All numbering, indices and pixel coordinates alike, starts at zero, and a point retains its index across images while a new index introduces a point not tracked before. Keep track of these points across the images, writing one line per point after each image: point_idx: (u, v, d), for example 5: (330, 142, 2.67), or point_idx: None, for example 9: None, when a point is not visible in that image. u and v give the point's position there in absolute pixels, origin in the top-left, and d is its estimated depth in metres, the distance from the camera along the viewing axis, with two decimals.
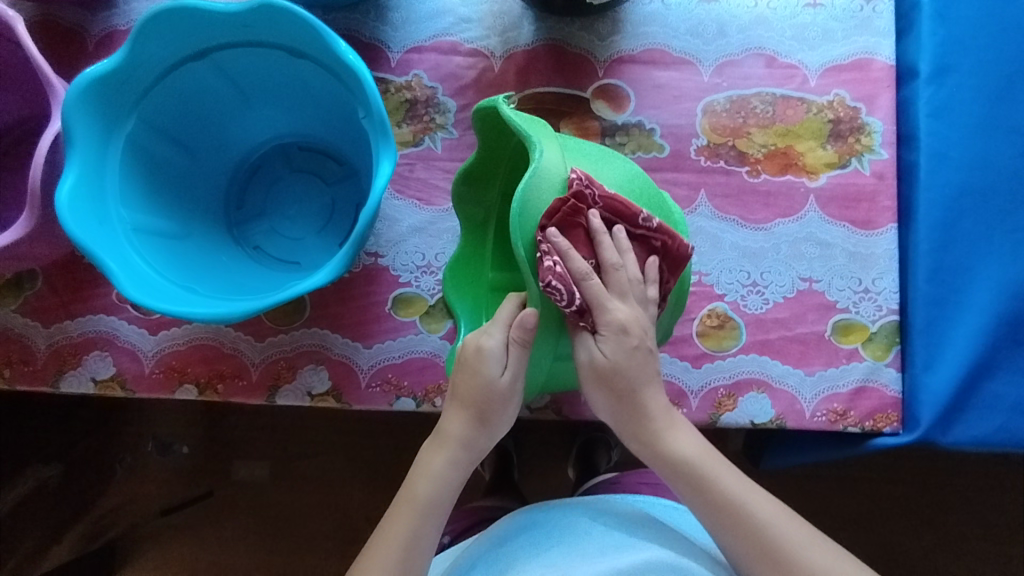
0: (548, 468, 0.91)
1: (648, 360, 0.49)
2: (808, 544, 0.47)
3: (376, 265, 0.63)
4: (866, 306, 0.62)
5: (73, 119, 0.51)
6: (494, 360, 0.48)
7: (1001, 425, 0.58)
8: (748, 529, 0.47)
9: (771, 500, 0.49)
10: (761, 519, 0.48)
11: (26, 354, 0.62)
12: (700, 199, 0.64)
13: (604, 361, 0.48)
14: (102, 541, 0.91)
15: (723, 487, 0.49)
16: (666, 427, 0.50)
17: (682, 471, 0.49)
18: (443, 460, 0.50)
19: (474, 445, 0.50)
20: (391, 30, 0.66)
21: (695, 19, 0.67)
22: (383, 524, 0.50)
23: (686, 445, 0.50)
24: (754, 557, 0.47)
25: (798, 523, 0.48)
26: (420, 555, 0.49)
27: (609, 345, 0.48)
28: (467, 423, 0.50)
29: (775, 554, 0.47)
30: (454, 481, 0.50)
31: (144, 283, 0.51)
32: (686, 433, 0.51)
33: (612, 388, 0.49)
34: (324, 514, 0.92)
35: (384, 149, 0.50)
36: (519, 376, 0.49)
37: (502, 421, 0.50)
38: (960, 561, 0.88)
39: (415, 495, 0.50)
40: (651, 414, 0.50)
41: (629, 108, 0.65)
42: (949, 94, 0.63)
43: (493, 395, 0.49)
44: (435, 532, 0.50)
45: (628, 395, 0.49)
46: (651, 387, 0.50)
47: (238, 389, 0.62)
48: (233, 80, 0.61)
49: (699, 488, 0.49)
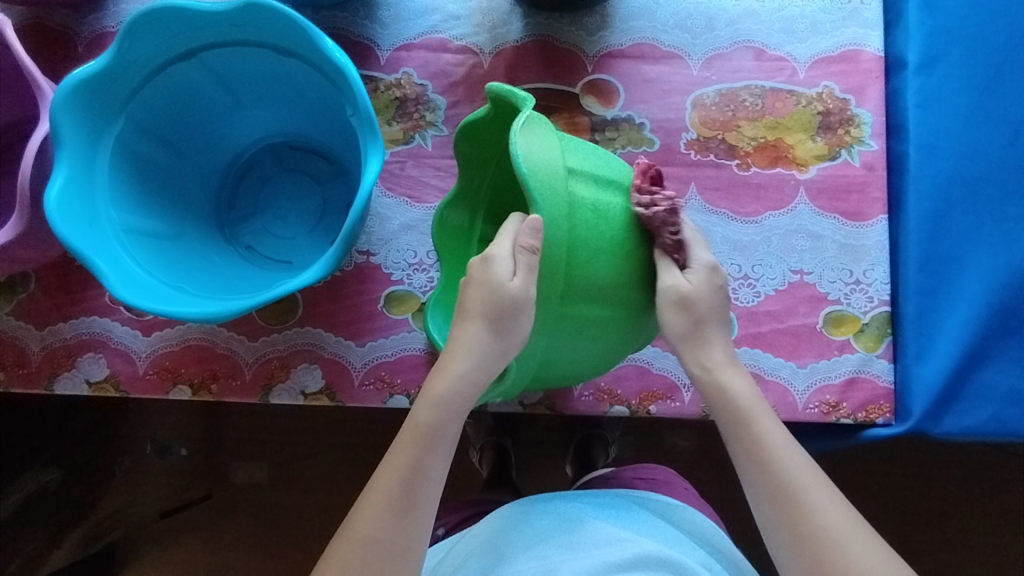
0: (546, 464, 0.91)
1: (722, 303, 0.51)
2: (825, 504, 0.45)
3: (368, 263, 0.63)
4: (858, 297, 0.62)
5: (61, 121, 0.51)
6: (503, 262, 0.46)
7: (994, 414, 0.59)
8: (773, 473, 0.46)
9: (802, 455, 0.47)
10: (787, 469, 0.46)
11: (20, 357, 0.62)
12: (689, 192, 0.64)
13: (691, 287, 0.49)
14: (101, 543, 0.92)
15: (763, 432, 0.47)
16: (724, 367, 0.49)
17: (729, 411, 0.48)
18: (450, 378, 0.47)
19: (483, 361, 0.47)
20: (380, 28, 0.66)
21: (683, 13, 0.67)
22: (384, 462, 0.47)
23: (741, 388, 0.49)
24: (769, 501, 0.46)
25: (823, 482, 0.46)
26: (423, 486, 0.46)
27: (695, 276, 0.49)
28: (478, 333, 0.46)
29: (792, 502, 0.45)
30: (458, 406, 0.47)
31: (135, 284, 0.51)
32: (741, 377, 0.49)
33: (689, 318, 0.49)
34: (323, 513, 0.92)
35: (372, 147, 0.50)
36: (530, 282, 0.45)
37: (516, 336, 0.46)
38: (956, 551, 0.89)
39: (415, 423, 0.47)
40: (716, 348, 0.49)
41: (618, 103, 0.65)
42: (938, 84, 0.63)
43: (503, 300, 0.45)
44: (441, 464, 0.47)
45: (700, 329, 0.49)
46: (722, 329, 0.50)
47: (232, 389, 0.62)
48: (221, 79, 0.61)
49: (741, 427, 0.48)
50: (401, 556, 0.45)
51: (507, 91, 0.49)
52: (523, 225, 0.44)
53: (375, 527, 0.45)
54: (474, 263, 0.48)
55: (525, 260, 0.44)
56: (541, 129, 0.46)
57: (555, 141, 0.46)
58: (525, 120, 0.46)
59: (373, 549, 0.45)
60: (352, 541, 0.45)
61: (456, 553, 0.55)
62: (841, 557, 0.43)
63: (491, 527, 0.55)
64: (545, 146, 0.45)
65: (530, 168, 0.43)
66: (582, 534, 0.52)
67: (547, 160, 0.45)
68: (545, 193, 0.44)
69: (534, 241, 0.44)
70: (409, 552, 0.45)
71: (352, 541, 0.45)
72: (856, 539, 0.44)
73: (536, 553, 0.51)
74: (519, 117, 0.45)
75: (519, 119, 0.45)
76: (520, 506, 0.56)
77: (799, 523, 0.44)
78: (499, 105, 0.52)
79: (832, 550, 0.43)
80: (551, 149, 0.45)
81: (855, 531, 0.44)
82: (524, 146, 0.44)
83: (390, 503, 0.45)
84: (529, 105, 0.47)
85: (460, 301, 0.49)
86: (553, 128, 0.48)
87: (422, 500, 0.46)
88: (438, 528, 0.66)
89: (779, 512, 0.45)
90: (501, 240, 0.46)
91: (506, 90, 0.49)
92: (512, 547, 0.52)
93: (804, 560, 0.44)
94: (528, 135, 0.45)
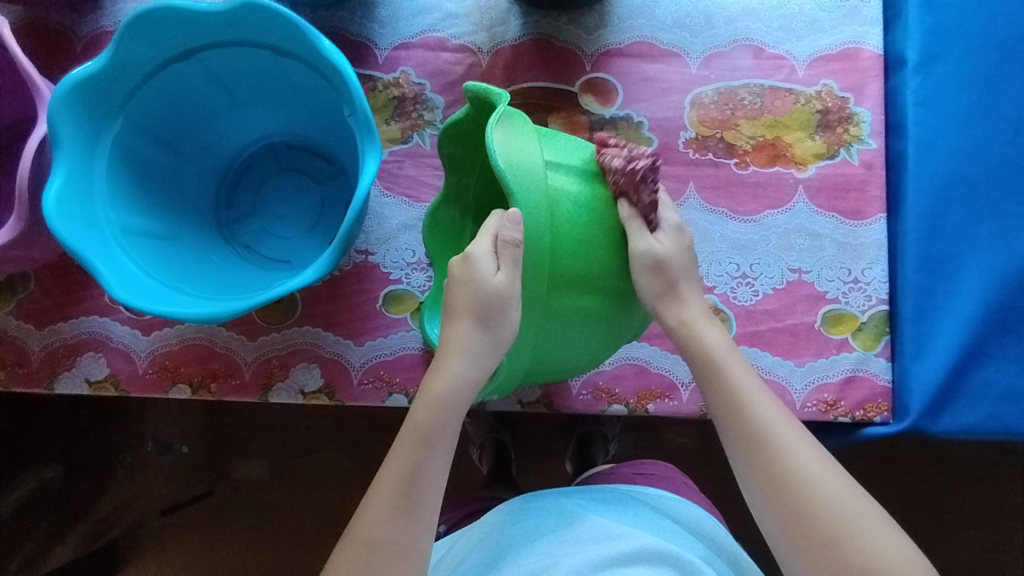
0: (545, 461, 0.91)
1: (688, 258, 0.51)
2: (794, 441, 0.46)
3: (366, 262, 0.63)
4: (855, 296, 0.62)
5: (58, 123, 0.51)
6: (485, 260, 0.47)
7: (991, 412, 0.59)
8: (741, 419, 0.47)
9: (778, 404, 0.48)
10: (754, 408, 0.47)
11: (20, 356, 0.62)
12: (688, 191, 0.64)
13: (662, 249, 0.48)
14: (104, 540, 0.93)
15: (731, 378, 0.48)
16: (698, 321, 0.51)
17: (698, 359, 0.50)
18: (449, 377, 0.47)
19: (478, 358, 0.47)
20: (378, 27, 0.66)
21: (682, 11, 0.67)
22: (385, 463, 0.48)
23: (712, 339, 0.50)
24: (738, 438, 0.47)
25: (791, 422, 0.47)
26: (427, 484, 0.46)
27: (665, 235, 0.49)
28: (469, 331, 0.47)
29: (755, 439, 0.46)
30: (456, 405, 0.47)
31: (134, 285, 0.51)
32: (716, 330, 0.51)
33: (664, 279, 0.49)
34: (324, 508, 0.92)
35: (370, 148, 0.49)
36: (515, 276, 0.46)
37: (506, 330, 0.47)
38: (955, 546, 0.89)
39: (414, 422, 0.47)
40: (687, 310, 0.51)
41: (617, 101, 0.65)
42: (937, 82, 0.62)
43: (489, 295, 0.46)
44: (442, 463, 0.47)
45: (674, 288, 0.50)
46: (693, 285, 0.51)
47: (231, 389, 0.62)
48: (220, 80, 0.61)
49: (710, 374, 0.49)
50: (408, 554, 0.45)
51: (484, 90, 0.49)
52: (505, 219, 0.45)
53: (380, 530, 0.45)
54: (453, 264, 0.49)
55: (508, 254, 0.45)
56: (519, 125, 0.47)
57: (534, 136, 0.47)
58: (502, 117, 0.46)
59: (380, 552, 0.45)
60: (358, 545, 0.45)
61: (456, 551, 0.55)
62: (808, 498, 0.44)
63: (491, 523, 0.55)
64: (523, 141, 0.45)
65: (509, 163, 0.44)
66: (581, 529, 0.52)
67: (524, 153, 0.45)
68: (524, 188, 0.44)
69: (517, 233, 0.44)
70: (414, 551, 0.45)
71: (357, 544, 0.45)
72: (821, 473, 0.45)
73: (537, 548, 0.51)
74: (495, 114, 0.46)
75: (497, 115, 0.46)
76: (518, 503, 0.56)
77: (763, 457, 0.46)
78: (477, 103, 0.53)
79: (792, 484, 0.44)
80: (528, 143, 0.45)
81: (824, 468, 0.45)
82: (501, 140, 0.45)
83: (394, 503, 0.46)
84: (506, 101, 0.47)
85: (446, 302, 0.50)
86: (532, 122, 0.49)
87: (425, 500, 0.46)
88: (438, 524, 0.66)
89: (746, 444, 0.46)
90: (481, 239, 0.47)
91: (485, 87, 0.49)
92: (512, 542, 0.52)
93: (769, 496, 0.45)
94: (504, 130, 0.45)
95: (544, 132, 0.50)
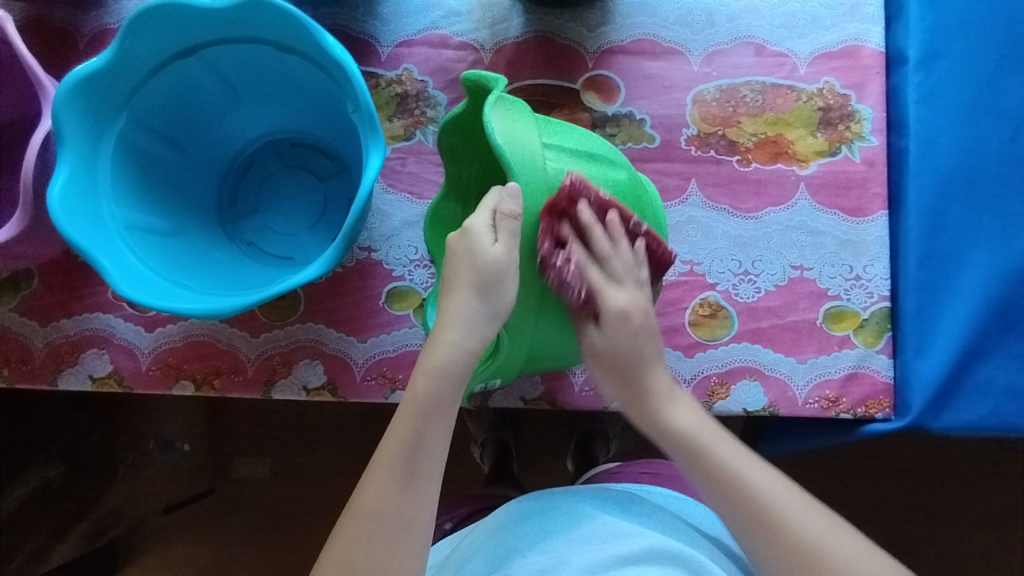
0: (547, 459, 0.91)
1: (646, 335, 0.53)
2: (804, 515, 0.47)
3: (369, 259, 0.63)
4: (857, 292, 0.62)
5: (63, 119, 0.51)
6: (482, 233, 0.46)
7: (993, 409, 0.59)
8: (747, 503, 0.47)
9: (771, 475, 0.49)
10: (754, 487, 0.48)
11: (24, 353, 0.63)
12: (690, 188, 0.64)
13: (605, 345, 0.52)
14: (103, 540, 0.92)
15: (721, 458, 0.49)
16: (669, 404, 0.52)
17: (683, 447, 0.50)
18: (446, 348, 0.47)
19: (474, 328, 0.47)
20: (380, 24, 0.67)
21: (683, 9, 0.67)
22: (386, 435, 0.48)
23: (690, 421, 0.51)
24: (750, 528, 0.47)
25: (788, 489, 0.48)
26: (427, 457, 0.47)
27: (609, 332, 0.51)
28: (466, 301, 0.47)
29: (767, 520, 0.47)
30: (456, 376, 0.47)
31: (135, 279, 0.51)
32: (687, 409, 0.52)
33: (616, 370, 0.52)
34: (326, 506, 0.92)
35: (373, 143, 0.50)
36: (512, 247, 0.46)
37: (504, 300, 0.46)
38: (956, 545, 0.89)
39: (414, 394, 0.47)
40: (653, 391, 0.52)
41: (619, 99, 0.65)
42: (938, 79, 0.63)
43: (487, 266, 0.46)
44: (443, 434, 0.47)
45: (634, 375, 0.52)
46: (659, 366, 0.53)
47: (235, 384, 0.62)
48: (222, 76, 0.61)
49: (700, 461, 0.49)
50: (410, 527, 0.45)
51: (483, 76, 0.49)
52: (503, 193, 0.45)
53: (381, 500, 0.45)
54: (452, 238, 0.49)
55: (507, 226, 0.46)
56: (517, 109, 0.47)
57: (530, 121, 0.47)
58: (502, 101, 0.46)
59: (380, 522, 0.45)
60: (360, 514, 0.46)
61: (462, 549, 0.55)
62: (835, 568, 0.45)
63: (498, 522, 0.55)
64: (520, 126, 0.46)
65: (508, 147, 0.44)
66: (588, 526, 0.52)
67: (521, 138, 0.45)
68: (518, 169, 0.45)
69: (516, 207, 0.45)
70: (416, 522, 0.46)
71: (359, 515, 0.46)
72: (835, 535, 0.46)
73: (545, 547, 0.51)
74: (496, 95, 0.46)
75: (496, 97, 0.46)
76: (526, 501, 0.56)
77: (781, 538, 0.46)
78: (475, 93, 0.53)
79: (817, 558, 0.45)
80: (525, 129, 0.46)
81: (834, 532, 0.47)
82: (502, 120, 0.45)
83: (395, 474, 0.46)
84: (503, 85, 0.48)
85: (444, 276, 0.49)
86: (529, 107, 0.49)
87: (425, 471, 0.46)
88: (444, 521, 0.66)
89: (759, 533, 0.47)
90: (480, 212, 0.47)
91: (484, 73, 0.49)
92: (519, 539, 0.53)
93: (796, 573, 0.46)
94: (503, 113, 0.45)
95: (538, 115, 0.51)
